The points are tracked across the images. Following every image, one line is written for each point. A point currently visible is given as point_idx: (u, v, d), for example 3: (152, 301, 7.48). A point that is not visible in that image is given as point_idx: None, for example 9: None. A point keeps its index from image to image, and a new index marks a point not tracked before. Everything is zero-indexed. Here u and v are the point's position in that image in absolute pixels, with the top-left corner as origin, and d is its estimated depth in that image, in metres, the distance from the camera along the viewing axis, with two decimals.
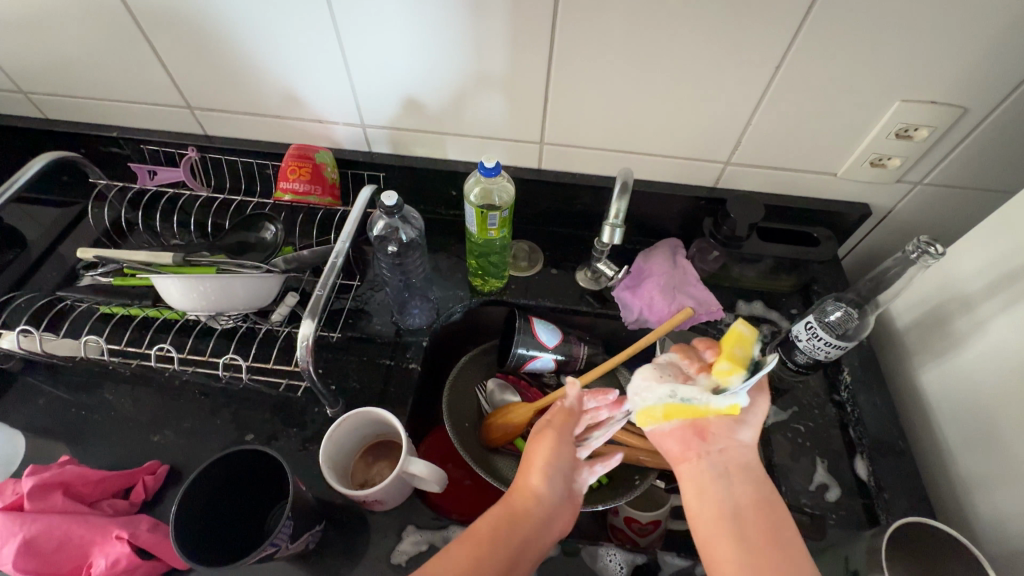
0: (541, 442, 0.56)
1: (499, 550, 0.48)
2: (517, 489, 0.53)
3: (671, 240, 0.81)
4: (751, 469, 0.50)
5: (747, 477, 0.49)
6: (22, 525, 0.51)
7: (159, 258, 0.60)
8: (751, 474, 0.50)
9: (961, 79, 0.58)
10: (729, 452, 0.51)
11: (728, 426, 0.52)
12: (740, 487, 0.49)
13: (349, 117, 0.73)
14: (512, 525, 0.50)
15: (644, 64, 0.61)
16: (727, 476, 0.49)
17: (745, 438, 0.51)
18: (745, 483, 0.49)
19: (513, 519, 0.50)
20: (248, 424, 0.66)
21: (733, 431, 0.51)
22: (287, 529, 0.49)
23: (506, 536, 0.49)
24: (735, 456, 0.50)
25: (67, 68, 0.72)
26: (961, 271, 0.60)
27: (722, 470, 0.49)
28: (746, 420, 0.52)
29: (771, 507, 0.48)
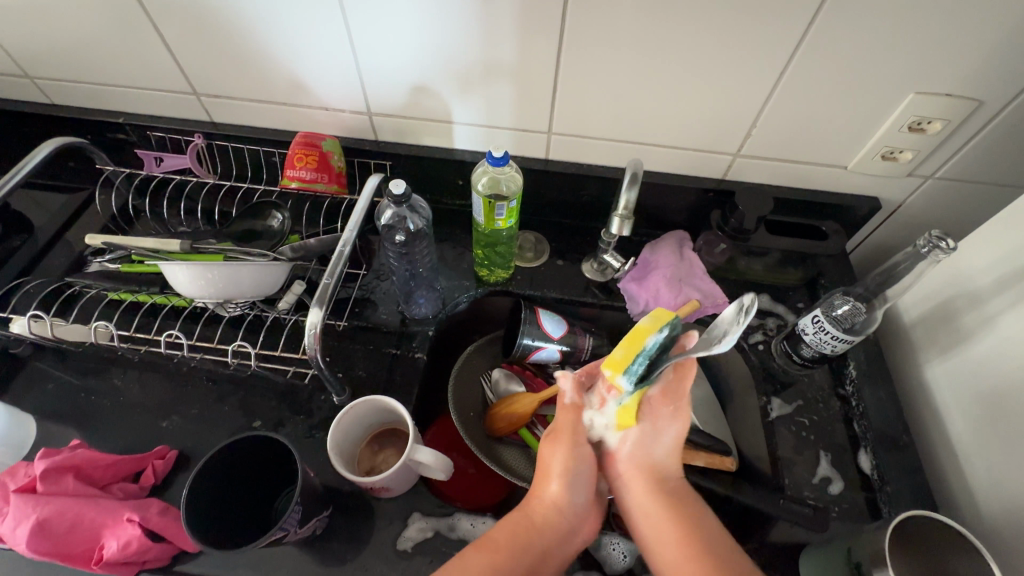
0: (558, 453, 0.54)
1: (516, 563, 0.46)
2: (534, 502, 0.52)
3: (678, 232, 0.81)
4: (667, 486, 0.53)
5: (664, 494, 0.52)
6: (35, 507, 0.52)
7: (167, 245, 0.62)
8: (667, 491, 0.52)
9: (977, 72, 0.57)
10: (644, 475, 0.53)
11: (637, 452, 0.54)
12: (657, 504, 0.51)
13: (357, 106, 0.73)
14: (528, 537, 0.49)
15: (654, 54, 0.61)
16: (644, 500, 0.52)
17: (659, 456, 0.54)
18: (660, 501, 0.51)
19: (529, 530, 0.49)
20: (256, 410, 0.66)
21: (643, 453, 0.54)
22: (297, 514, 0.50)
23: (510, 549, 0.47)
24: (650, 477, 0.53)
25: (72, 53, 0.72)
26: (971, 267, 0.59)
27: (639, 491, 0.53)
28: (660, 439, 0.53)
29: (691, 514, 0.50)
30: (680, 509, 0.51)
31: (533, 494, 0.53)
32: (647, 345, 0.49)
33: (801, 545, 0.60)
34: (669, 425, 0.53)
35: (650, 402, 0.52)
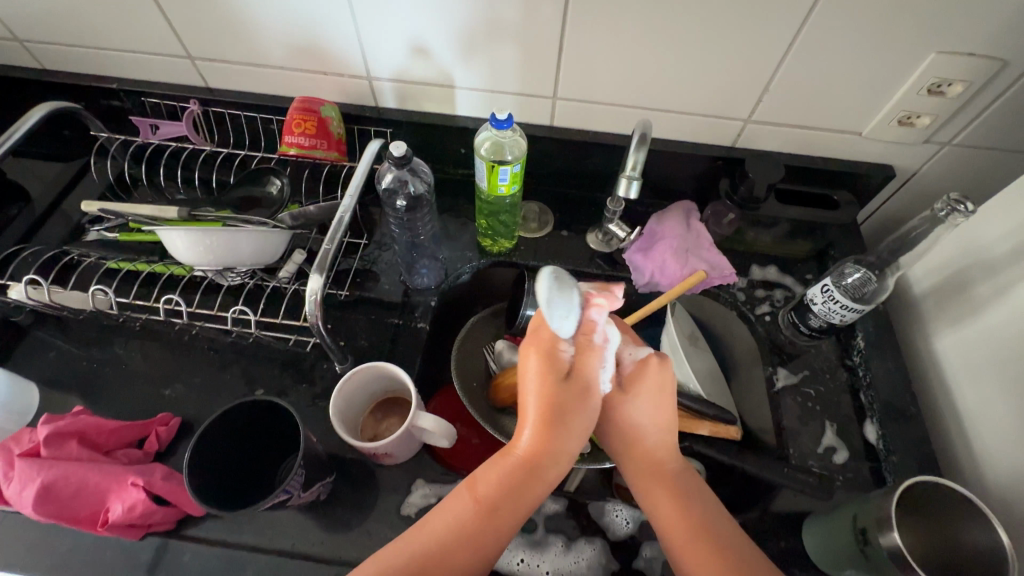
0: (567, 403, 0.51)
1: (502, 518, 0.47)
2: (537, 454, 0.49)
3: (684, 202, 0.79)
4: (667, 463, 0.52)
5: (663, 472, 0.51)
6: (40, 471, 0.52)
7: (165, 213, 0.62)
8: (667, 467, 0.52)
9: (1004, 28, 0.55)
10: (641, 455, 0.52)
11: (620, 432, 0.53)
12: (656, 484, 0.51)
13: (356, 70, 0.71)
14: (524, 490, 0.48)
15: (665, 12, 0.58)
16: (642, 479, 0.52)
17: (648, 432, 0.52)
18: (660, 481, 0.51)
19: (527, 481, 0.48)
20: (259, 379, 0.66)
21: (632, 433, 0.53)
22: (299, 478, 0.50)
23: (502, 505, 0.47)
24: (648, 457, 0.52)
25: (60, 14, 0.70)
26: (987, 234, 0.58)
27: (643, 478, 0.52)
28: (633, 419, 0.53)
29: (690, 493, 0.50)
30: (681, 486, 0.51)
31: (537, 444, 0.49)
32: None
33: (805, 513, 0.60)
34: (629, 409, 0.53)
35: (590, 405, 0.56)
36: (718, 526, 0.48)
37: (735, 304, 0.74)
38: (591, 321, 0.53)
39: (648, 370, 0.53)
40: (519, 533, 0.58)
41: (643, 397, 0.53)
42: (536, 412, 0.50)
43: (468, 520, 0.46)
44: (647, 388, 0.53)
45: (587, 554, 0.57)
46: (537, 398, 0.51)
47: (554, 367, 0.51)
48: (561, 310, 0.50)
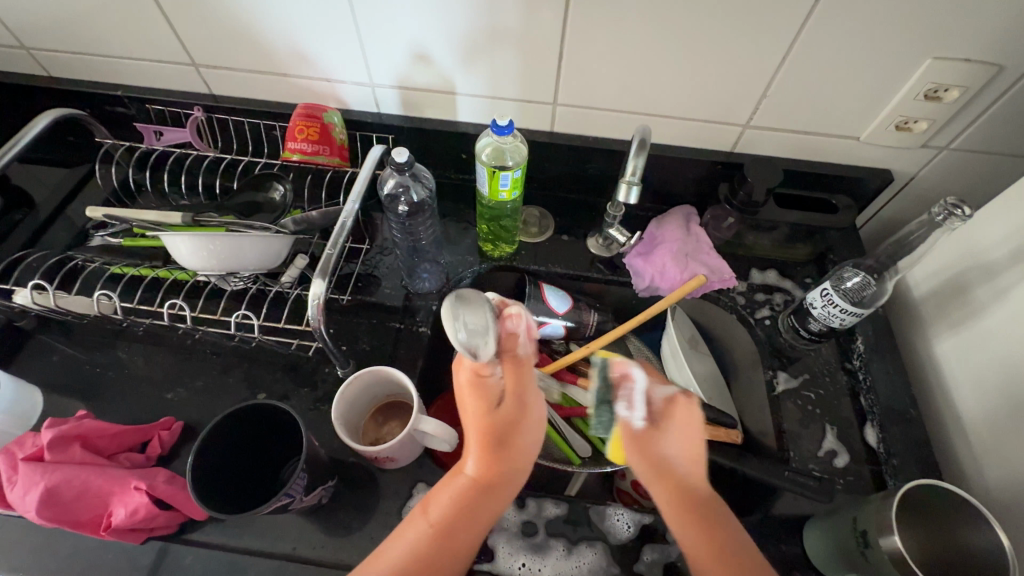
0: (505, 422, 0.49)
1: (460, 542, 0.44)
2: (489, 478, 0.47)
3: (684, 207, 0.79)
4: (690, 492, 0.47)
5: (687, 502, 0.46)
6: (43, 475, 0.52)
7: (169, 219, 0.61)
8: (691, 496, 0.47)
9: (1000, 34, 0.55)
10: (664, 486, 0.48)
11: (643, 463, 0.49)
12: (680, 509, 0.46)
13: (359, 77, 0.72)
14: (476, 516, 0.45)
15: (664, 19, 0.59)
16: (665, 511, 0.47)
17: (669, 462, 0.49)
18: (682, 513, 0.46)
19: (481, 505, 0.46)
20: (261, 383, 0.66)
21: (652, 462, 0.48)
22: (301, 481, 0.50)
23: (460, 528, 0.45)
24: (673, 486, 0.47)
25: (67, 22, 0.71)
26: (985, 238, 0.58)
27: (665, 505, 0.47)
28: (658, 451, 0.49)
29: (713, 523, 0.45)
30: (705, 516, 0.46)
31: (484, 467, 0.48)
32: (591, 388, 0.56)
33: (806, 517, 0.60)
34: (656, 442, 0.49)
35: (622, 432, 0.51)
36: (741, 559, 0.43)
37: (735, 308, 0.74)
38: (510, 333, 0.53)
39: (677, 407, 0.51)
40: (520, 537, 0.58)
41: (671, 428, 0.50)
42: (478, 434, 0.49)
43: (427, 548, 0.43)
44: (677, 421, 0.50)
45: (588, 558, 0.57)
46: (476, 420, 0.49)
47: (483, 391, 0.50)
48: (469, 328, 0.50)
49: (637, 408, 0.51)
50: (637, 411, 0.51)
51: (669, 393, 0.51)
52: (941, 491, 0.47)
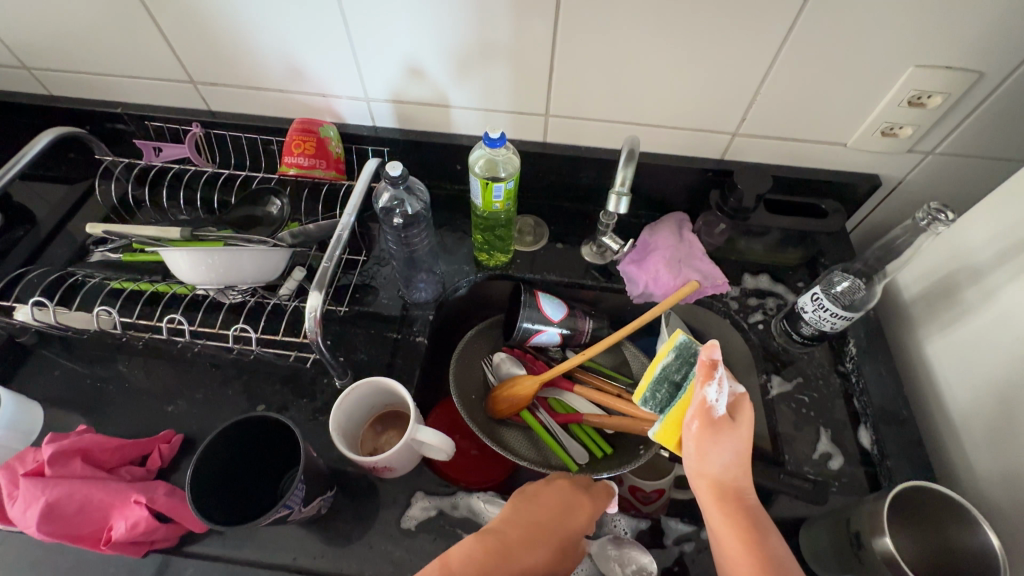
0: (549, 536, 0.49)
1: None
2: (510, 546, 0.46)
3: (677, 213, 0.80)
4: (737, 499, 0.47)
5: (738, 510, 0.46)
6: (44, 490, 0.53)
7: (167, 234, 0.62)
8: (738, 503, 0.47)
9: (978, 41, 0.57)
10: (712, 488, 0.47)
11: (701, 461, 0.48)
12: (727, 519, 0.46)
13: (354, 92, 0.73)
14: (494, 572, 0.44)
15: (652, 31, 0.60)
16: (710, 512, 0.47)
17: (722, 465, 0.48)
18: (728, 517, 0.46)
19: (497, 566, 0.44)
20: (260, 395, 0.67)
21: (706, 463, 0.48)
22: (300, 492, 0.50)
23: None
24: (724, 491, 0.47)
25: (70, 43, 0.72)
26: (971, 240, 0.59)
27: (715, 514, 0.47)
28: (715, 452, 0.48)
29: (760, 535, 0.45)
30: (751, 524, 0.45)
31: (513, 541, 0.47)
32: (658, 367, 0.54)
33: (801, 519, 0.60)
34: (716, 442, 0.48)
35: (690, 421, 0.49)
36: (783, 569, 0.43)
37: (728, 313, 0.75)
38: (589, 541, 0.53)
39: (742, 407, 0.50)
40: None
41: (735, 430, 0.48)
42: (522, 521, 0.49)
43: (479, 563, 0.44)
44: (741, 426, 0.49)
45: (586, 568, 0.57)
46: (529, 512, 0.50)
47: (559, 510, 0.51)
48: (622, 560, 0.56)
49: (725, 394, 0.48)
50: (725, 395, 0.48)
51: (740, 389, 0.49)
52: (928, 491, 0.47)
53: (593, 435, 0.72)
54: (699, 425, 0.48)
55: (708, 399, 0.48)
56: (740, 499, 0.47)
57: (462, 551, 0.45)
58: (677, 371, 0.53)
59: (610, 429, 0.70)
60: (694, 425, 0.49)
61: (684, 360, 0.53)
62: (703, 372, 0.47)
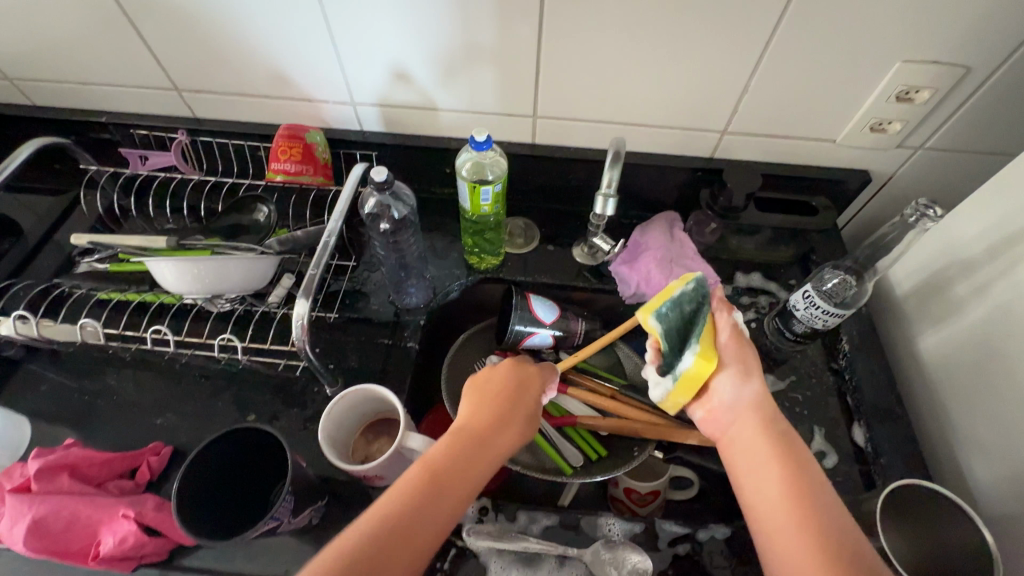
0: (501, 422, 0.51)
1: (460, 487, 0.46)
2: (480, 441, 0.49)
3: (669, 213, 0.80)
4: (775, 425, 0.48)
5: (776, 436, 0.48)
6: (31, 506, 0.53)
7: (155, 242, 0.62)
8: (776, 428, 0.48)
9: (965, 36, 0.56)
10: (749, 414, 0.49)
11: (738, 387, 0.50)
12: (767, 444, 0.47)
13: (340, 96, 0.73)
14: (473, 470, 0.47)
15: (638, 29, 0.60)
16: (749, 437, 0.48)
17: (756, 392, 0.50)
18: (770, 442, 0.47)
19: (471, 463, 0.47)
20: (250, 404, 0.66)
21: (743, 389, 0.50)
22: (289, 504, 0.50)
23: (449, 487, 0.45)
24: (761, 417, 0.49)
25: (52, 53, 0.71)
26: (962, 235, 0.59)
27: (753, 438, 0.48)
28: (749, 379, 0.50)
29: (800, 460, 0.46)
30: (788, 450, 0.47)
31: (479, 434, 0.49)
32: (676, 292, 0.53)
33: None
34: (749, 367, 0.51)
35: (726, 344, 0.51)
36: (818, 492, 0.44)
37: None
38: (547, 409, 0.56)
39: None
40: (513, 551, 0.56)
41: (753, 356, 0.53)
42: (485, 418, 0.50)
43: (457, 464, 0.47)
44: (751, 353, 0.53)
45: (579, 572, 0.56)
46: (485, 408, 0.51)
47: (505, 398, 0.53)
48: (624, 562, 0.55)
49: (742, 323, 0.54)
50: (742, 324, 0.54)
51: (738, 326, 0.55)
52: (908, 488, 0.49)
53: (588, 437, 0.71)
54: (736, 348, 0.51)
55: (739, 324, 0.52)
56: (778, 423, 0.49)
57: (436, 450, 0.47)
58: (687, 304, 0.54)
59: (605, 432, 0.69)
60: (729, 348, 0.51)
61: (699, 293, 0.54)
62: (720, 303, 0.53)
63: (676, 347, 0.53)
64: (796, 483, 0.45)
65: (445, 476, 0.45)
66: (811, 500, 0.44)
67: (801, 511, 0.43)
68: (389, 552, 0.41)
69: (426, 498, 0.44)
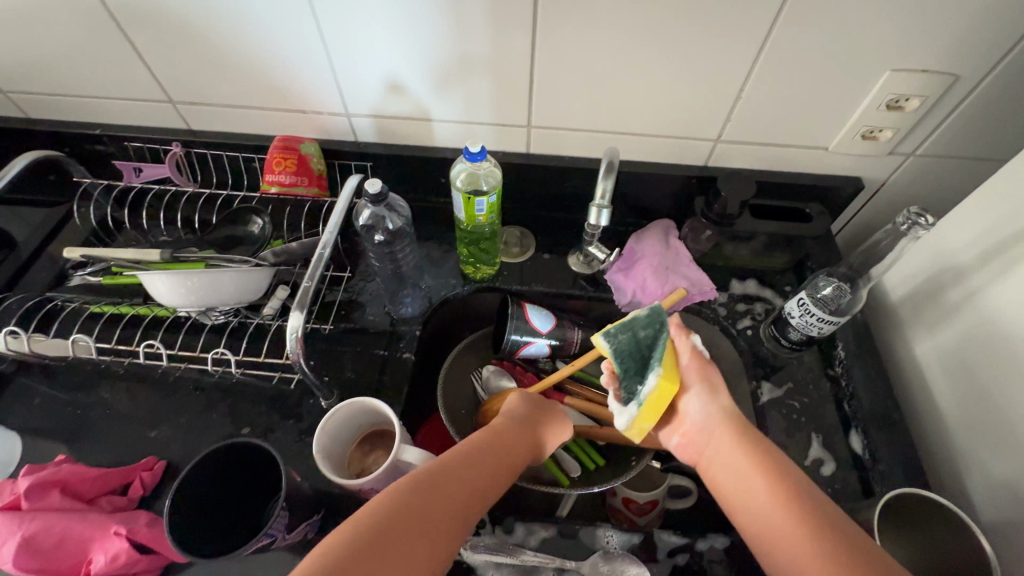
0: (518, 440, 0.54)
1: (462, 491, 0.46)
2: (492, 448, 0.51)
3: (663, 221, 0.80)
4: (748, 434, 0.49)
5: (748, 441, 0.49)
6: (21, 524, 0.52)
7: (148, 256, 0.61)
8: (750, 437, 0.49)
9: (953, 45, 0.57)
10: (720, 429, 0.50)
11: (704, 406, 0.52)
12: (738, 450, 0.48)
13: (334, 108, 0.73)
14: (478, 471, 0.48)
15: (631, 39, 0.60)
16: (722, 449, 0.49)
17: (721, 407, 0.51)
18: (746, 450, 0.48)
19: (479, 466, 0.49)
20: (244, 417, 0.66)
21: (710, 407, 0.51)
22: (283, 520, 0.49)
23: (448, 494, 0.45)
24: (730, 428, 0.50)
25: (45, 66, 0.71)
26: (955, 241, 0.59)
27: (727, 450, 0.49)
28: (714, 396, 0.52)
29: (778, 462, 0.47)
30: (762, 452, 0.48)
31: (496, 442, 0.52)
32: (628, 317, 0.53)
33: None
34: (714, 385, 0.52)
35: (685, 365, 0.53)
36: (807, 491, 0.45)
37: (717, 319, 0.75)
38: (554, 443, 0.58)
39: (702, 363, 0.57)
40: (509, 564, 0.56)
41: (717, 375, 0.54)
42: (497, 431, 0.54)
43: (459, 468, 0.47)
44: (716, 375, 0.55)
45: None
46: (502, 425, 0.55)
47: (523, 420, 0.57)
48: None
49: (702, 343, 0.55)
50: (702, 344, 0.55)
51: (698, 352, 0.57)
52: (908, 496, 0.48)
53: (588, 449, 0.71)
54: (696, 368, 0.53)
55: (698, 344, 0.54)
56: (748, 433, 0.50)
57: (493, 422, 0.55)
58: (642, 330, 0.53)
59: (601, 442, 0.70)
60: (688, 370, 0.53)
61: (653, 321, 0.54)
62: (678, 328, 0.55)
63: (632, 371, 0.52)
64: (776, 485, 0.45)
65: (501, 442, 0.52)
66: (800, 498, 0.44)
67: (793, 510, 0.43)
68: (412, 511, 0.42)
69: (456, 468, 0.47)
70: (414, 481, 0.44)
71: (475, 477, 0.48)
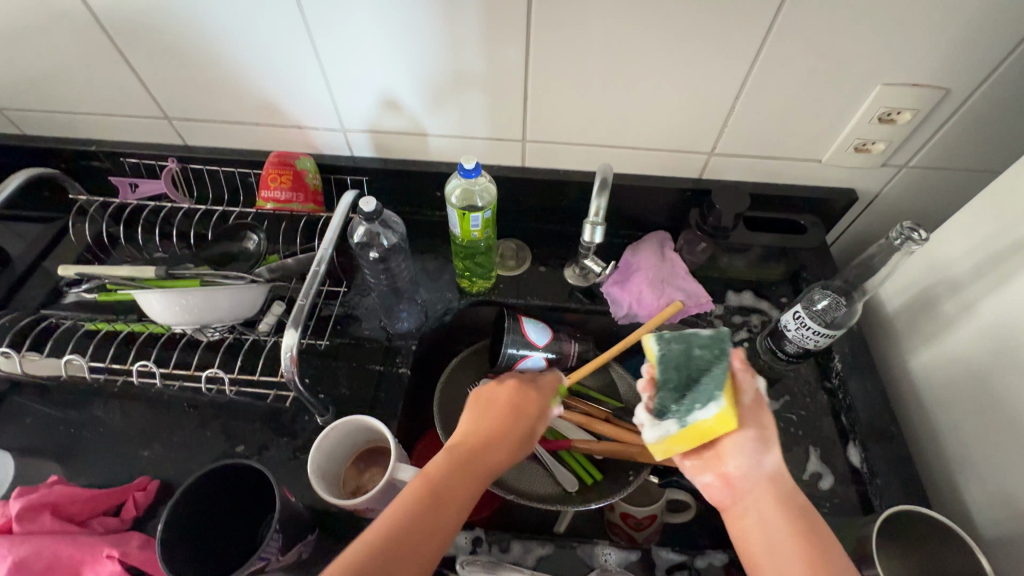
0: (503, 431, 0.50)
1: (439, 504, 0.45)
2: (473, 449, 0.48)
3: (659, 233, 0.80)
4: (791, 499, 0.45)
5: (789, 504, 0.45)
6: (12, 548, 0.51)
7: (143, 273, 0.61)
8: (795, 503, 0.45)
9: (943, 59, 0.58)
10: (762, 484, 0.46)
11: (751, 456, 0.46)
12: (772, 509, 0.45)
13: (330, 123, 0.73)
14: (457, 479, 0.46)
15: (624, 55, 0.61)
16: (759, 505, 0.46)
17: (768, 463, 0.46)
18: (783, 514, 0.45)
19: (457, 474, 0.46)
20: (239, 435, 0.65)
21: (756, 459, 0.46)
22: (276, 542, 0.49)
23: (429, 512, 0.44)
24: (775, 487, 0.46)
25: (42, 84, 0.72)
26: (950, 254, 0.59)
27: (766, 509, 0.45)
28: (765, 449, 0.46)
29: (824, 543, 0.43)
30: (800, 519, 0.44)
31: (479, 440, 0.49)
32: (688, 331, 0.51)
33: None
34: (766, 431, 0.47)
35: (742, 401, 0.48)
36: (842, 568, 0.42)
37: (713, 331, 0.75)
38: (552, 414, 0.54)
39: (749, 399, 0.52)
40: None
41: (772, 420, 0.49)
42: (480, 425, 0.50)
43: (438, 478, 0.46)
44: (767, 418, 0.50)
45: None
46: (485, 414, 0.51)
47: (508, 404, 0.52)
48: None
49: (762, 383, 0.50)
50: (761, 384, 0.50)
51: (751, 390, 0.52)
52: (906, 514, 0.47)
53: (584, 462, 0.70)
54: (752, 408, 0.48)
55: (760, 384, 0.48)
56: (798, 501, 0.46)
57: (478, 412, 0.52)
58: (699, 350, 0.50)
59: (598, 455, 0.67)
60: (745, 407, 0.48)
61: (715, 343, 0.50)
62: (742, 362, 0.48)
63: (676, 386, 0.50)
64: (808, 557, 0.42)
65: (481, 441, 0.49)
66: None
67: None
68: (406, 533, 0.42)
69: (435, 482, 0.45)
70: (409, 500, 0.44)
71: (456, 487, 0.46)
